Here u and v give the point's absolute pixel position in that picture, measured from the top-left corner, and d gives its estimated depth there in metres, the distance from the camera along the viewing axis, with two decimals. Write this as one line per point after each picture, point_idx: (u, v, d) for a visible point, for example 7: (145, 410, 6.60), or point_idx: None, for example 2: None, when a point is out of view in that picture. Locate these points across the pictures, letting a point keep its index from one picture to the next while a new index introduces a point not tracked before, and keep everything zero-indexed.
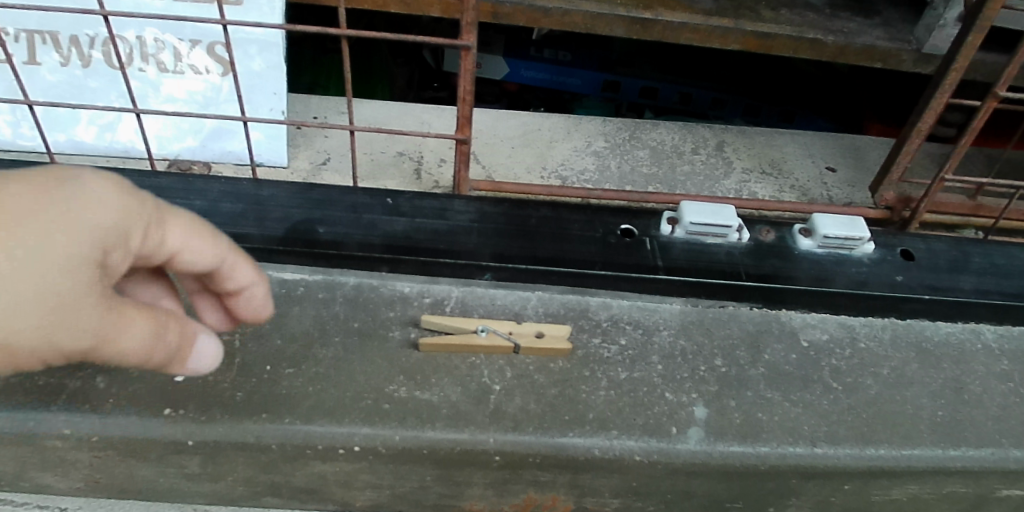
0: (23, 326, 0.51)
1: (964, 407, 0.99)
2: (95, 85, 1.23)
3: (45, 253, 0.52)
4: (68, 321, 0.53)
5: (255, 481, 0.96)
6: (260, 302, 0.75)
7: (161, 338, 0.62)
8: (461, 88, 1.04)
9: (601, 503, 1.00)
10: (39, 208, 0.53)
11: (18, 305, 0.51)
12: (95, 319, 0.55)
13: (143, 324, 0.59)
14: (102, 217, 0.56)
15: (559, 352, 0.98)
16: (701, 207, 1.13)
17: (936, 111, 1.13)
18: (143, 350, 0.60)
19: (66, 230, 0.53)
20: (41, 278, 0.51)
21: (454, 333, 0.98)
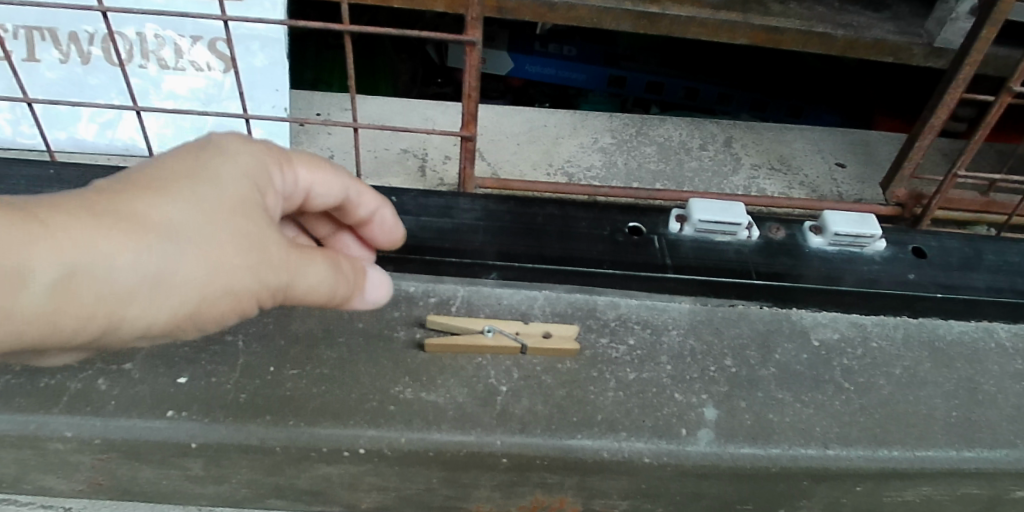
0: (233, 262, 0.64)
1: (979, 408, 0.98)
2: (96, 82, 1.22)
3: (228, 201, 0.65)
4: (264, 254, 0.66)
5: (259, 484, 0.95)
6: (386, 217, 0.89)
7: (340, 272, 0.74)
8: (465, 84, 1.02)
9: (609, 505, 0.99)
10: (211, 171, 0.67)
11: (226, 243, 0.64)
12: (286, 251, 0.68)
13: (324, 261, 0.72)
14: (251, 164, 0.70)
15: (566, 353, 0.96)
16: (710, 204, 1.11)
17: (949, 106, 1.10)
18: (327, 291, 0.73)
19: (237, 184, 0.67)
20: (231, 220, 0.65)
21: (460, 333, 0.97)
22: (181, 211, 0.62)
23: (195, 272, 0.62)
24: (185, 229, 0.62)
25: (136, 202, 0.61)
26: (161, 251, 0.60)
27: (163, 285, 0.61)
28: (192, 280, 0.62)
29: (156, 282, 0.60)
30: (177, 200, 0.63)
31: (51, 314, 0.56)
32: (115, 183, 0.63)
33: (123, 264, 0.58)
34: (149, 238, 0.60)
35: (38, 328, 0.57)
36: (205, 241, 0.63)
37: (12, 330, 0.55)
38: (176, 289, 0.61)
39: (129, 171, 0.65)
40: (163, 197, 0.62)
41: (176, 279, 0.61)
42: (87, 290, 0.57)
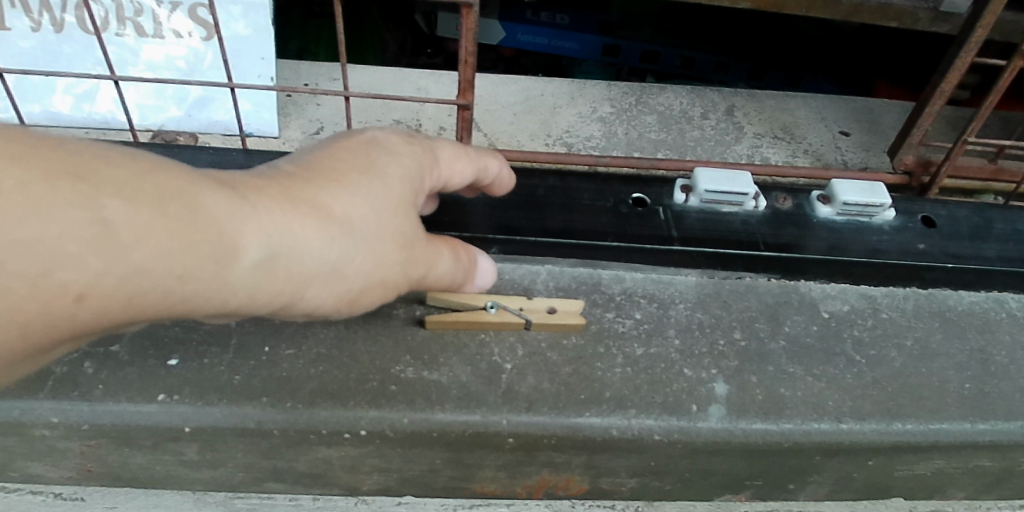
0: (393, 256, 0.69)
1: (991, 379, 0.96)
2: (71, 51, 1.16)
3: (395, 197, 0.69)
4: (414, 249, 0.71)
5: (257, 467, 0.92)
6: (503, 173, 0.86)
7: (462, 263, 0.79)
8: (462, 49, 0.96)
9: (617, 483, 0.97)
10: (378, 164, 0.70)
11: (392, 238, 0.68)
12: (427, 247, 0.73)
13: (452, 254, 0.77)
14: (410, 164, 0.73)
15: (571, 328, 0.93)
16: (715, 173, 1.08)
17: (960, 71, 1.06)
18: (448, 277, 0.79)
19: (401, 179, 0.71)
20: (397, 216, 0.69)
21: (462, 310, 0.92)
22: (359, 204, 0.66)
23: (366, 263, 0.66)
24: (365, 220, 0.66)
25: (325, 193, 0.65)
26: (343, 242, 0.64)
27: (339, 272, 0.65)
28: (363, 271, 0.67)
29: (332, 271, 0.65)
30: (356, 196, 0.66)
31: (250, 287, 0.61)
32: (302, 168, 0.67)
33: (311, 249, 0.62)
34: (336, 229, 0.64)
35: (238, 298, 0.61)
36: (376, 236, 0.67)
37: (218, 298, 0.59)
38: (347, 276, 0.66)
39: (309, 157, 0.69)
40: (347, 192, 0.66)
41: (349, 269, 0.65)
42: (281, 269, 0.61)
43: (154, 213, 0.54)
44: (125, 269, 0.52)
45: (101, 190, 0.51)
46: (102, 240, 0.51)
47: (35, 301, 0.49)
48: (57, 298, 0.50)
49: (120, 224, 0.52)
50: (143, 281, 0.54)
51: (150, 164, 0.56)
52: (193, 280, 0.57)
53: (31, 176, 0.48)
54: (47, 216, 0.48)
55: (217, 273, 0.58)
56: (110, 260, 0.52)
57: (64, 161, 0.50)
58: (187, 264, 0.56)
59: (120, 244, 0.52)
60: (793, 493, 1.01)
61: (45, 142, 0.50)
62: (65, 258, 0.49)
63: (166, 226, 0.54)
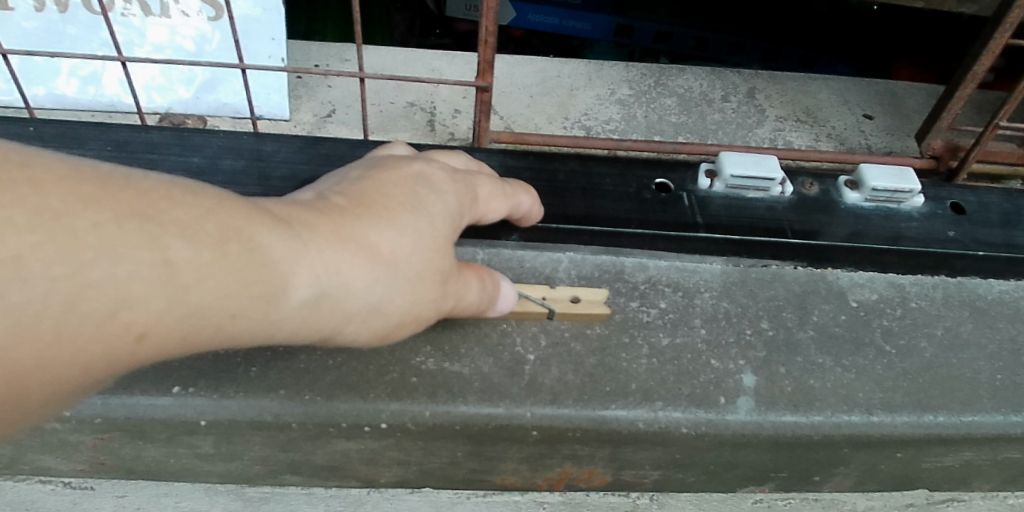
0: (433, 293, 0.66)
1: (1023, 370, 0.94)
2: (75, 32, 1.11)
3: (438, 232, 0.67)
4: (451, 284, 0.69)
5: (273, 460, 0.90)
6: (533, 209, 0.90)
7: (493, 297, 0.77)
8: (482, 29, 0.93)
9: (639, 475, 0.95)
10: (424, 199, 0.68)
11: (434, 275, 0.66)
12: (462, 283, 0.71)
13: (484, 288, 0.75)
14: (453, 202, 0.72)
15: (595, 318, 0.91)
16: (742, 158, 1.05)
17: (995, 53, 1.03)
18: (473, 306, 0.76)
19: (445, 216, 0.69)
20: (439, 252, 0.67)
21: None
22: (406, 240, 0.63)
23: (408, 300, 0.64)
24: (411, 256, 0.64)
25: (374, 228, 0.62)
26: (389, 280, 0.62)
27: (382, 310, 0.63)
28: (404, 308, 0.64)
29: (373, 311, 0.62)
30: (404, 235, 0.64)
31: (295, 325, 0.58)
32: (351, 200, 0.64)
33: (358, 288, 0.60)
34: (383, 266, 0.61)
35: (282, 334, 0.59)
36: (421, 273, 0.64)
37: (265, 335, 0.58)
38: (390, 315, 0.63)
39: (356, 187, 0.67)
40: (396, 231, 0.63)
41: (389, 309, 0.63)
42: (329, 308, 0.59)
43: (213, 253, 0.52)
44: (183, 310, 0.51)
45: (165, 230, 0.50)
46: (165, 281, 0.49)
47: (98, 340, 0.48)
48: (117, 337, 0.49)
49: (184, 266, 0.50)
50: (196, 321, 0.52)
51: (216, 201, 0.54)
52: (244, 319, 0.55)
53: (106, 216, 0.47)
54: (114, 255, 0.47)
55: (266, 312, 0.56)
56: (171, 300, 0.50)
57: (134, 200, 0.49)
58: (237, 305, 0.54)
59: (181, 284, 0.50)
60: (817, 484, 1.00)
61: (119, 182, 0.50)
62: (132, 296, 0.48)
63: (226, 267, 0.52)
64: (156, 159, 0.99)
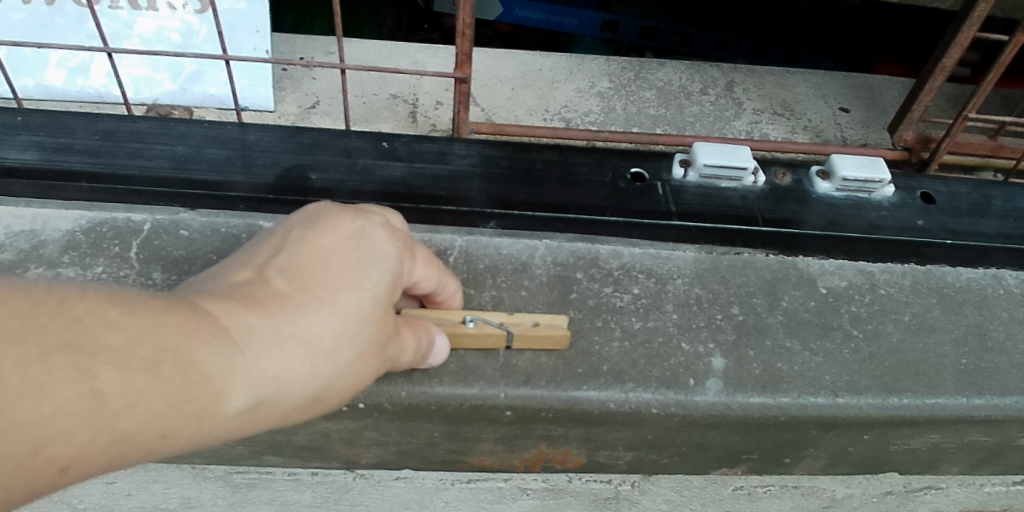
0: (373, 372, 0.68)
1: (987, 355, 0.96)
2: (63, 24, 1.13)
3: (383, 311, 0.68)
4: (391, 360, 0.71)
5: (254, 441, 0.92)
6: (455, 295, 0.85)
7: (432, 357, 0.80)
8: (459, 21, 0.95)
9: (614, 456, 0.98)
10: (368, 275, 0.68)
11: (376, 355, 0.68)
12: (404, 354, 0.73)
13: (424, 352, 0.77)
14: (398, 266, 0.71)
15: (552, 347, 0.88)
16: (714, 148, 1.07)
17: (962, 46, 1.05)
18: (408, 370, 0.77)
19: (389, 289, 0.69)
20: (383, 329, 0.68)
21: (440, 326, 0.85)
22: (348, 327, 0.64)
23: (349, 382, 0.66)
24: (353, 342, 0.65)
25: (316, 318, 0.63)
26: (330, 371, 0.63)
27: (321, 397, 0.64)
28: (344, 392, 0.66)
29: (313, 398, 0.63)
30: (345, 318, 0.64)
31: (235, 428, 0.59)
32: (293, 282, 0.65)
33: (300, 382, 0.61)
34: (325, 356, 0.63)
35: (222, 439, 0.59)
36: (365, 356, 0.66)
37: (203, 444, 0.58)
38: (329, 399, 0.65)
39: (295, 260, 0.66)
40: (338, 315, 0.64)
41: (328, 393, 0.65)
42: (268, 406, 0.60)
43: (145, 376, 0.52)
44: (115, 438, 0.51)
45: (96, 361, 0.50)
46: (93, 413, 0.49)
47: (18, 479, 0.48)
48: (41, 474, 0.49)
49: (115, 395, 0.50)
50: (127, 446, 0.52)
51: (150, 316, 0.54)
52: (179, 437, 0.55)
53: (31, 353, 0.47)
54: (39, 394, 0.47)
55: (204, 426, 0.56)
56: (97, 433, 0.50)
57: (63, 329, 0.50)
58: (172, 426, 0.54)
59: (110, 416, 0.50)
60: (788, 466, 1.02)
61: (46, 310, 0.50)
62: (54, 435, 0.48)
63: (160, 390, 0.52)
64: (142, 148, 1.01)
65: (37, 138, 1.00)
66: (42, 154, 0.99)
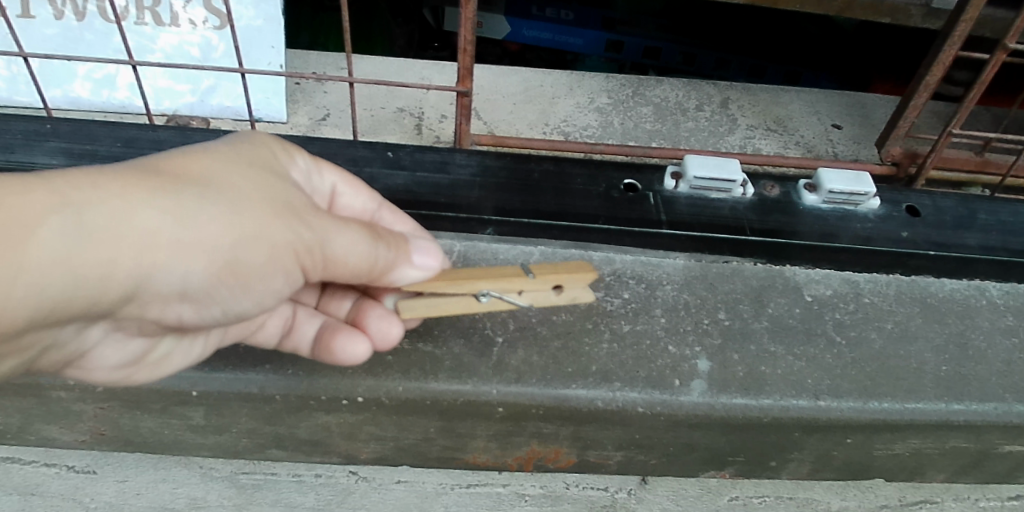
0: (258, 212, 0.67)
1: (967, 362, 1.00)
2: (91, 39, 1.20)
3: (249, 164, 0.71)
4: (289, 213, 0.69)
5: (259, 433, 0.97)
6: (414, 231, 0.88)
7: (383, 241, 0.74)
8: (460, 38, 1.00)
9: (603, 456, 1.01)
10: (221, 145, 0.71)
11: (254, 198, 0.67)
12: (313, 215, 0.71)
13: (362, 230, 0.73)
14: (264, 146, 0.76)
15: (582, 278, 0.75)
16: (705, 161, 1.12)
17: (944, 65, 1.09)
18: (362, 251, 0.72)
19: (252, 153, 0.73)
20: (254, 176, 0.70)
21: (453, 305, 0.77)
22: (204, 168, 0.66)
23: (230, 214, 0.65)
24: (212, 177, 0.66)
25: (163, 164, 0.65)
26: (193, 196, 0.63)
27: (193, 227, 0.62)
28: (223, 226, 0.64)
29: (183, 226, 0.62)
30: (200, 162, 0.67)
31: (76, 258, 0.56)
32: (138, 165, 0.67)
33: (153, 206, 0.60)
34: (182, 183, 0.64)
35: (66, 276, 0.56)
36: (235, 194, 0.66)
37: (37, 280, 0.54)
38: (210, 229, 0.63)
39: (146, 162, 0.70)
40: (192, 160, 0.66)
41: (204, 223, 0.63)
42: (115, 233, 0.58)
43: None
44: None
45: None
46: None
47: None
48: None
49: None
50: None
51: None
52: None
53: None
54: None
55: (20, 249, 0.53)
56: None
57: None
58: None
59: None
60: (775, 471, 1.05)
61: None
62: None
63: None
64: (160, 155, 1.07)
65: (64, 145, 1.07)
66: (68, 160, 1.05)
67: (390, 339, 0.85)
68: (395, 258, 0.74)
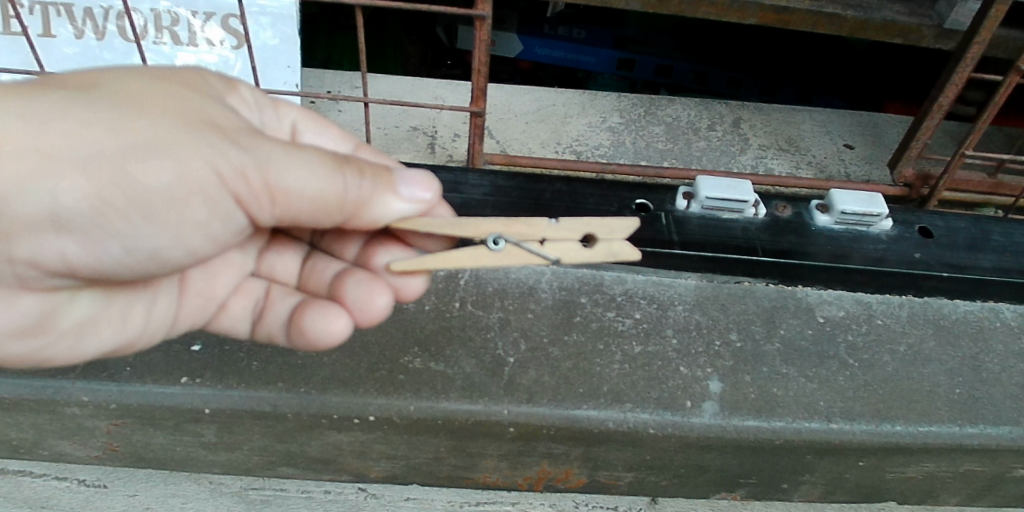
0: (163, 124, 0.63)
1: (981, 385, 0.99)
2: (110, 58, 1.22)
3: (161, 77, 0.67)
4: (208, 131, 0.65)
5: (271, 451, 0.97)
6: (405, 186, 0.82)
7: (343, 167, 0.68)
8: (475, 59, 1.02)
9: (614, 477, 1.01)
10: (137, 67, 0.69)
11: (163, 112, 0.64)
12: (242, 137, 0.66)
13: (312, 154, 0.68)
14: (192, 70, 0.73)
15: (621, 230, 0.73)
16: (716, 181, 1.12)
17: (958, 86, 1.09)
18: (308, 177, 0.67)
19: (172, 71, 0.70)
20: (163, 87, 0.66)
21: (469, 257, 0.72)
22: (100, 77, 0.64)
23: (116, 120, 0.61)
24: (106, 86, 0.63)
25: (56, 79, 0.63)
26: (82, 104, 0.60)
27: (66, 136, 0.58)
28: (114, 137, 0.60)
29: (53, 132, 0.58)
30: (98, 75, 0.64)
31: None
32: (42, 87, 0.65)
33: (17, 108, 0.57)
34: (73, 92, 0.61)
35: None
36: (139, 107, 0.63)
37: None
38: (90, 135, 0.59)
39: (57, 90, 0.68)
40: (90, 75, 0.64)
41: (84, 130, 0.59)
42: None
43: None
44: None
45: None
46: None
47: None
48: None
49: None
50: None
51: None
52: None
53: None
54: None
55: None
56: None
57: None
58: None
59: None
60: (787, 493, 1.04)
61: None
62: None
63: None
64: None
65: None
66: None
67: (374, 311, 0.78)
68: (359, 188, 0.69)
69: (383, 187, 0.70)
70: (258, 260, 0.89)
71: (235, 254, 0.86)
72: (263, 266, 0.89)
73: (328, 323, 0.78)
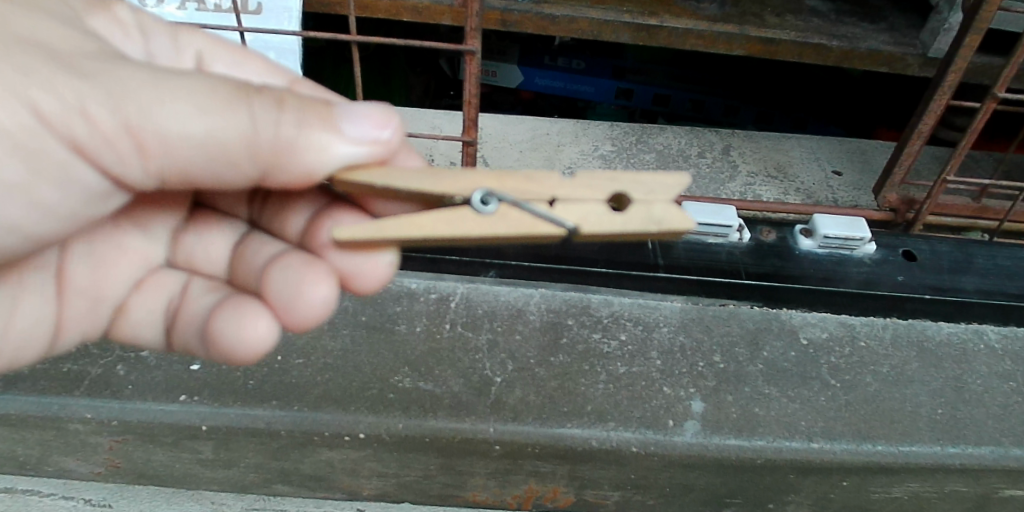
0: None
1: (964, 406, 1.00)
2: None
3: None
4: (46, 60, 0.56)
5: (266, 468, 1.00)
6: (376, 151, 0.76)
7: (239, 103, 0.60)
8: (465, 91, 1.06)
9: (601, 496, 1.03)
10: None
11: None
12: (99, 70, 0.58)
13: (193, 90, 0.59)
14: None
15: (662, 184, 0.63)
16: (701, 207, 1.15)
17: (936, 113, 1.12)
18: (190, 113, 0.59)
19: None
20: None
21: (454, 232, 0.61)
22: None
23: None
24: None
25: None
26: None
27: None
28: None
29: None
30: None
31: None
32: None
33: None
34: None
35: None
36: None
37: None
38: None
39: None
40: None
41: None
42: None
43: None
44: None
45: None
46: None
47: None
48: None
49: None
50: None
51: None
52: None
53: None
54: None
55: None
56: None
57: None
58: None
59: None
60: None
61: None
62: None
63: None
64: None
65: None
66: None
67: (306, 301, 0.72)
68: (263, 123, 0.60)
69: (307, 122, 0.62)
70: (174, 249, 0.82)
71: (134, 241, 0.79)
72: (179, 256, 0.82)
73: (249, 323, 0.73)
